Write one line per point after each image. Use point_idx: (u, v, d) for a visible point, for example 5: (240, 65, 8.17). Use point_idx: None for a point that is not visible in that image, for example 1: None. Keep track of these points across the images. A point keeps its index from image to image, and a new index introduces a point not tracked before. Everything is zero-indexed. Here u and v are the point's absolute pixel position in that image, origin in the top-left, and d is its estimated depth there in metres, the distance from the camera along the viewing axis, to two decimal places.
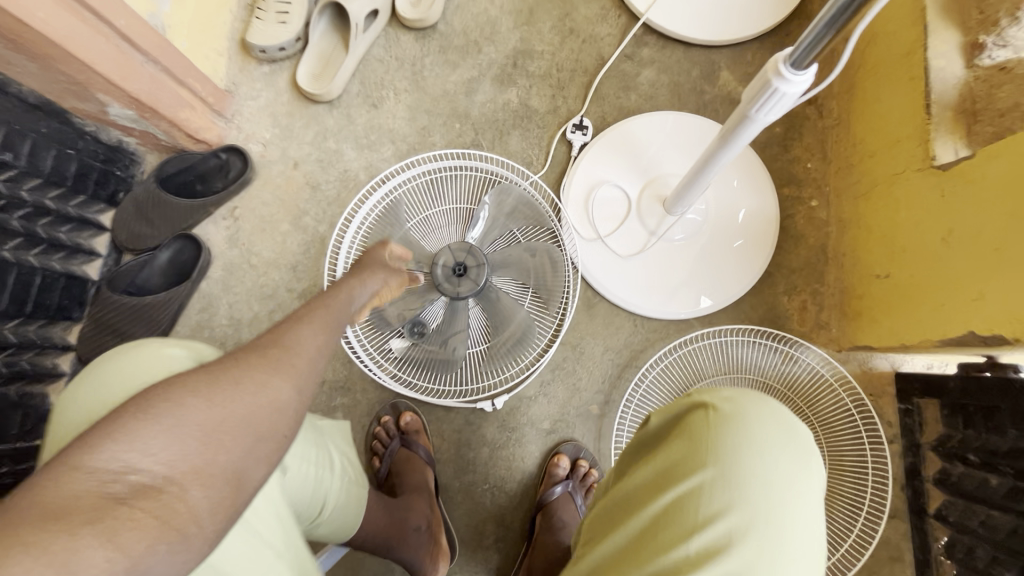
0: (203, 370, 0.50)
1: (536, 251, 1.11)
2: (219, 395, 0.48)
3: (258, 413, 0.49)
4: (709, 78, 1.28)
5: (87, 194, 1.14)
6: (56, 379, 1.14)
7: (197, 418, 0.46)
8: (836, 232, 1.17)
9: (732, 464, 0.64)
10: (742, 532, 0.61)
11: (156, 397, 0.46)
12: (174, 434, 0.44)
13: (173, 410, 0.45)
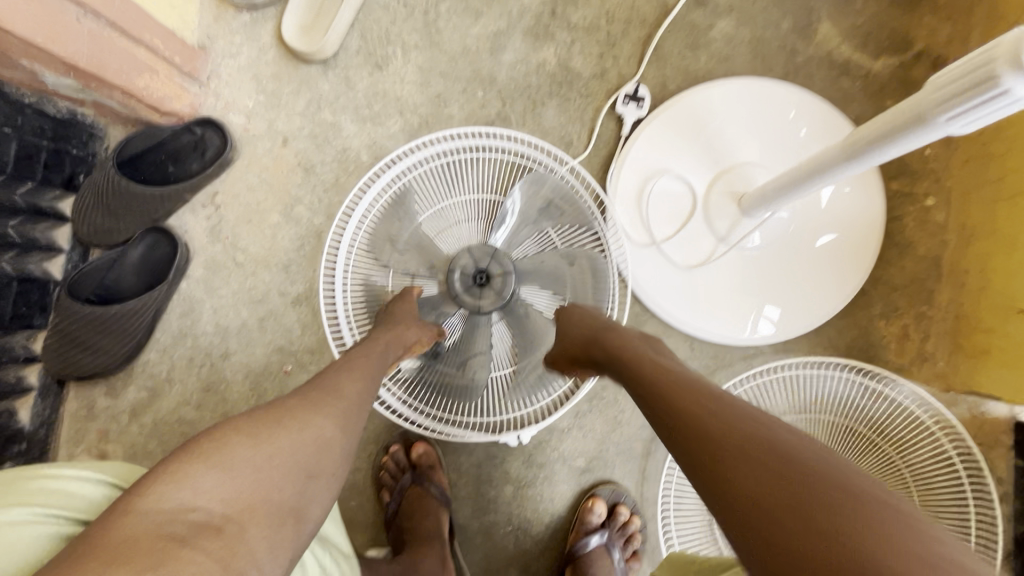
0: (245, 419, 0.54)
1: (575, 259, 0.90)
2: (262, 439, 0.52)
3: (305, 449, 0.54)
4: (803, 32, 0.99)
5: (36, 179, 0.95)
6: (24, 395, 1.00)
7: (248, 457, 0.51)
8: (957, 241, 0.92)
9: None
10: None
11: (208, 442, 0.50)
12: (224, 477, 0.48)
13: (224, 455, 0.50)
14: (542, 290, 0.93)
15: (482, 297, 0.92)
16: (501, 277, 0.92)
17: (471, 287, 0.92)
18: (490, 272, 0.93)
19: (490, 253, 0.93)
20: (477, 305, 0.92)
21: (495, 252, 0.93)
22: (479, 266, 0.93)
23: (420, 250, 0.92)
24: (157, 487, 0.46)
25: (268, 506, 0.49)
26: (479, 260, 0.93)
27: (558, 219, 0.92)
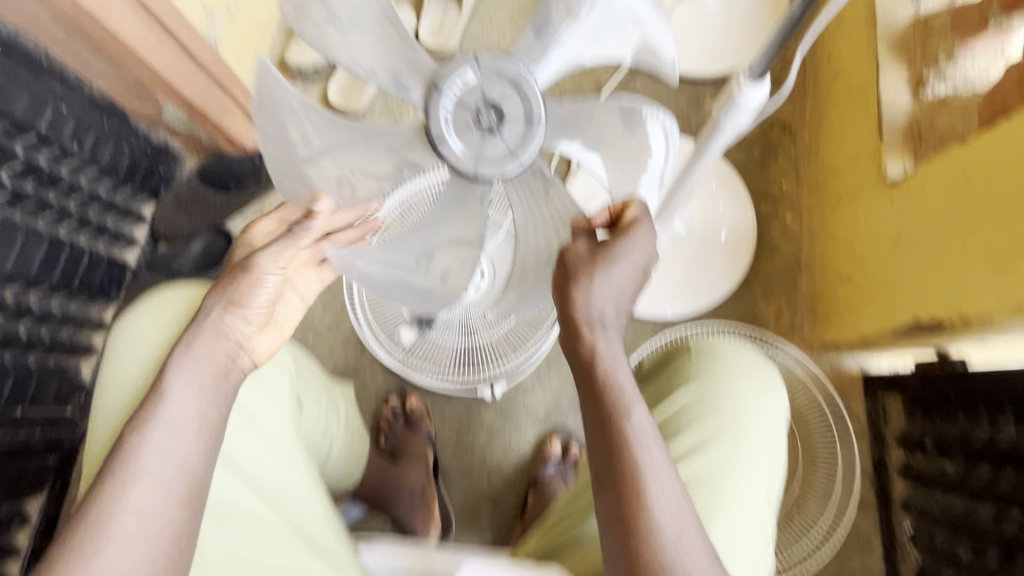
0: (152, 394, 0.63)
1: (636, 123, 0.68)
2: (165, 415, 0.62)
3: (197, 405, 0.64)
4: (695, 106, 1.44)
5: (133, 186, 1.27)
6: (89, 354, 1.24)
7: (161, 432, 0.61)
8: (808, 244, 1.29)
9: (707, 390, 0.77)
10: (719, 456, 0.73)
11: (116, 462, 0.60)
12: (158, 473, 0.60)
13: (145, 427, 0.61)
14: (579, 151, 0.69)
15: (466, 149, 0.63)
16: (514, 122, 0.62)
17: (468, 124, 0.63)
18: (499, 109, 0.62)
19: (504, 79, 0.62)
20: (465, 162, 0.63)
21: (517, 76, 0.62)
22: (481, 97, 0.62)
23: (381, 42, 0.65)
24: (96, 516, 0.57)
25: (206, 450, 0.63)
26: (486, 87, 0.62)
27: (605, 47, 0.66)
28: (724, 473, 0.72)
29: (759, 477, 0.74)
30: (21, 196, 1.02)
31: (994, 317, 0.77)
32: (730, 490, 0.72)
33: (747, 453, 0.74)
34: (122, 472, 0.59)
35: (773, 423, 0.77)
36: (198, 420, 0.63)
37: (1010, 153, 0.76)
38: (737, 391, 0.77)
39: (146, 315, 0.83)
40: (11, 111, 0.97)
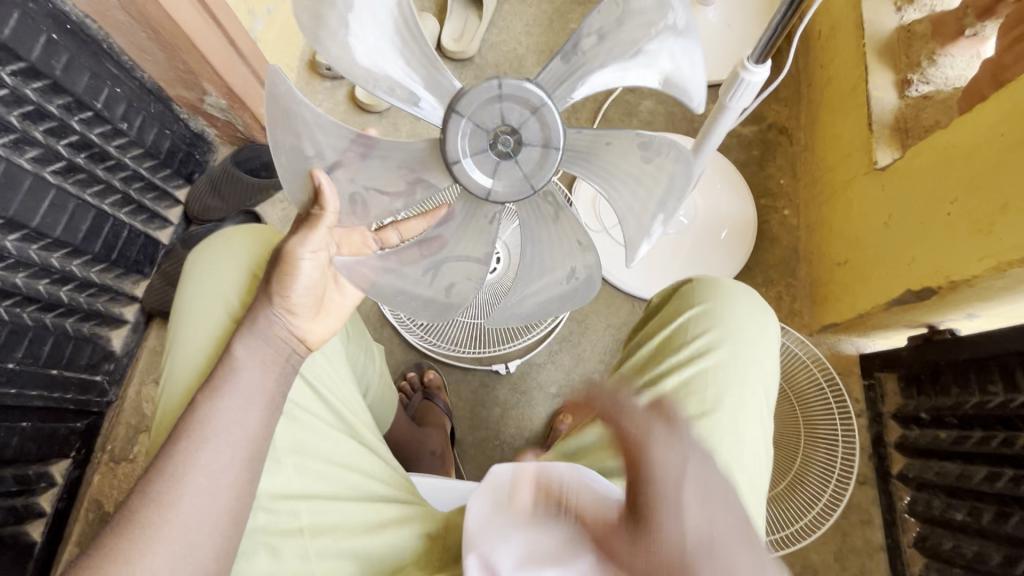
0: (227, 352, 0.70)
1: (653, 154, 0.66)
2: (243, 363, 0.69)
3: (274, 351, 0.71)
4: (698, 110, 1.54)
5: (171, 169, 1.34)
6: (120, 325, 1.29)
7: (237, 389, 0.67)
8: (805, 235, 1.37)
9: (721, 303, 0.75)
10: (723, 364, 0.71)
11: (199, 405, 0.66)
12: (230, 439, 0.66)
13: (220, 393, 0.67)
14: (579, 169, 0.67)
15: (482, 174, 0.62)
16: (533, 146, 0.61)
17: (486, 152, 0.61)
18: (518, 134, 0.60)
19: (524, 107, 0.60)
20: (482, 186, 0.63)
21: (536, 102, 0.59)
22: (501, 120, 0.60)
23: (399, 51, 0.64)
24: (176, 467, 0.64)
25: (272, 413, 0.69)
26: (510, 114, 0.60)
27: (615, 58, 0.64)
28: (727, 379, 0.71)
29: (762, 389, 0.72)
30: (75, 168, 1.09)
31: (980, 278, 0.84)
32: (732, 394, 0.70)
33: (754, 384, 0.71)
34: (199, 434, 0.65)
35: (775, 341, 0.75)
36: (271, 368, 0.70)
37: (987, 129, 0.85)
38: (739, 307, 0.75)
39: (223, 252, 0.81)
40: (73, 88, 1.05)
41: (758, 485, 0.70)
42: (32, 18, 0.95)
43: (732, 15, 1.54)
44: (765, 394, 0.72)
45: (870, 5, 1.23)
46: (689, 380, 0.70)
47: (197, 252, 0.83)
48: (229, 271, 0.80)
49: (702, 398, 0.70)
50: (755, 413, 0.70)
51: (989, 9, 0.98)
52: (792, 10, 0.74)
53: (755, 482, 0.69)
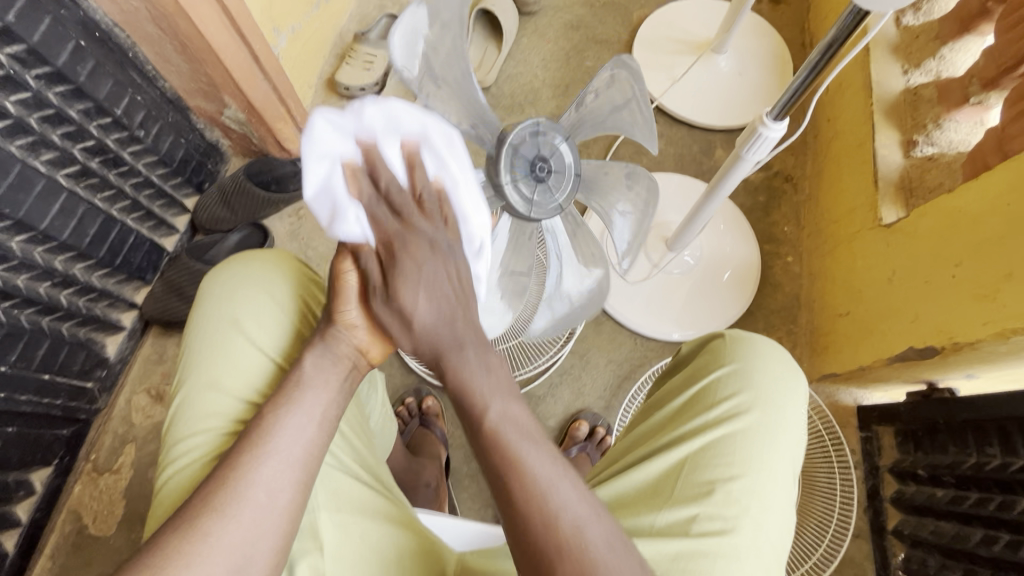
0: (272, 406, 0.70)
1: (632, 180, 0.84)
2: (294, 410, 0.70)
3: (323, 406, 0.71)
4: (707, 154, 1.57)
5: (183, 178, 1.34)
6: (117, 331, 1.28)
7: (285, 447, 0.68)
8: (807, 283, 1.40)
9: (752, 363, 0.75)
10: (753, 427, 0.71)
11: (241, 460, 0.66)
12: (264, 499, 0.65)
13: (265, 451, 0.67)
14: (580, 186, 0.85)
15: (514, 185, 0.71)
16: (561, 174, 0.73)
17: (518, 174, 0.71)
18: (550, 163, 0.72)
19: (557, 143, 0.72)
20: (521, 205, 0.72)
21: (560, 139, 0.72)
22: (536, 152, 0.72)
23: (463, 96, 0.74)
24: (215, 520, 0.63)
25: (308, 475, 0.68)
26: (553, 154, 0.73)
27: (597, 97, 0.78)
28: (755, 442, 0.71)
29: (789, 452, 0.72)
30: (89, 172, 1.09)
31: (983, 342, 0.86)
32: (761, 458, 0.70)
33: (781, 448, 0.72)
34: (236, 494, 0.64)
35: (803, 401, 0.75)
36: (320, 423, 0.70)
37: (995, 198, 0.87)
38: (769, 364, 0.75)
39: (246, 280, 0.80)
40: (95, 94, 1.05)
41: (779, 548, 0.70)
42: (63, 25, 0.96)
43: (744, 65, 1.58)
44: (791, 458, 0.72)
45: (878, 66, 1.27)
46: (718, 442, 0.71)
47: (216, 278, 0.81)
48: (253, 302, 0.79)
49: (731, 460, 0.70)
50: (781, 478, 0.71)
51: (995, 81, 1.00)
52: (815, 71, 0.77)
53: (777, 546, 0.69)
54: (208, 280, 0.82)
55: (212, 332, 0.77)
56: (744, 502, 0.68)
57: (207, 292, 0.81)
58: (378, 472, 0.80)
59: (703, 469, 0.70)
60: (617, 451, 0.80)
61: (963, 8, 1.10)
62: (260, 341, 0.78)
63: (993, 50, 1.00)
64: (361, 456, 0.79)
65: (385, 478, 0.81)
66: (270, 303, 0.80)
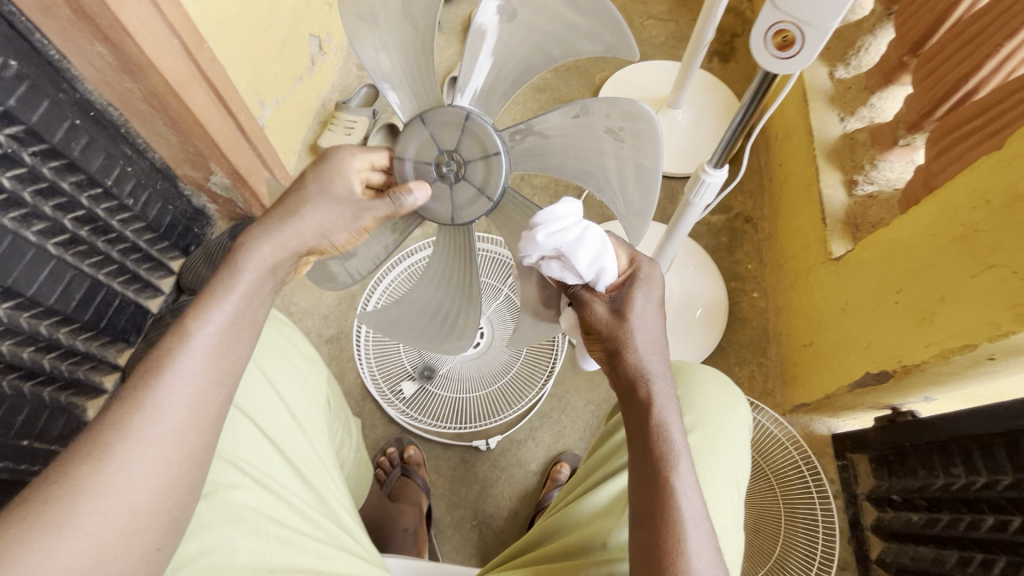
0: (174, 337, 0.58)
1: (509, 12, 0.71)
2: (176, 377, 0.56)
3: (220, 372, 0.59)
4: (670, 200, 1.67)
5: (169, 242, 1.39)
6: (97, 394, 1.29)
7: (164, 420, 0.55)
8: (773, 316, 1.45)
9: (691, 387, 0.79)
10: (695, 447, 0.74)
11: (106, 435, 0.53)
12: (149, 435, 0.54)
13: (156, 396, 0.55)
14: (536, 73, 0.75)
15: (458, 196, 0.74)
16: (461, 139, 0.72)
17: (443, 178, 0.74)
18: (449, 153, 0.73)
19: (430, 135, 0.73)
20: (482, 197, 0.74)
21: (427, 124, 0.73)
22: (432, 156, 0.74)
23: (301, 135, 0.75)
24: (104, 463, 0.52)
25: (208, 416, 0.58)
26: (441, 138, 0.73)
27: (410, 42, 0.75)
28: (700, 460, 0.73)
29: (733, 471, 0.75)
30: (78, 240, 1.14)
31: (928, 363, 0.90)
32: (704, 479, 0.72)
33: (723, 469, 0.74)
34: (114, 444, 0.53)
35: (742, 419, 0.79)
36: (209, 394, 0.58)
37: (922, 230, 0.95)
38: (707, 387, 0.79)
39: None
40: (88, 167, 1.12)
41: (733, 565, 0.71)
42: (60, 107, 1.05)
43: (699, 118, 1.71)
44: (735, 479, 0.75)
45: (817, 115, 1.39)
46: None
47: None
48: None
49: None
50: (725, 496, 0.73)
51: (917, 124, 1.10)
52: (744, 119, 0.85)
53: (729, 566, 0.71)
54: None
55: None
56: None
57: None
58: (338, 520, 0.78)
59: None
60: (575, 481, 0.83)
61: (884, 64, 1.23)
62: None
63: (912, 98, 1.11)
64: (318, 501, 0.77)
65: (344, 528, 0.78)
66: None
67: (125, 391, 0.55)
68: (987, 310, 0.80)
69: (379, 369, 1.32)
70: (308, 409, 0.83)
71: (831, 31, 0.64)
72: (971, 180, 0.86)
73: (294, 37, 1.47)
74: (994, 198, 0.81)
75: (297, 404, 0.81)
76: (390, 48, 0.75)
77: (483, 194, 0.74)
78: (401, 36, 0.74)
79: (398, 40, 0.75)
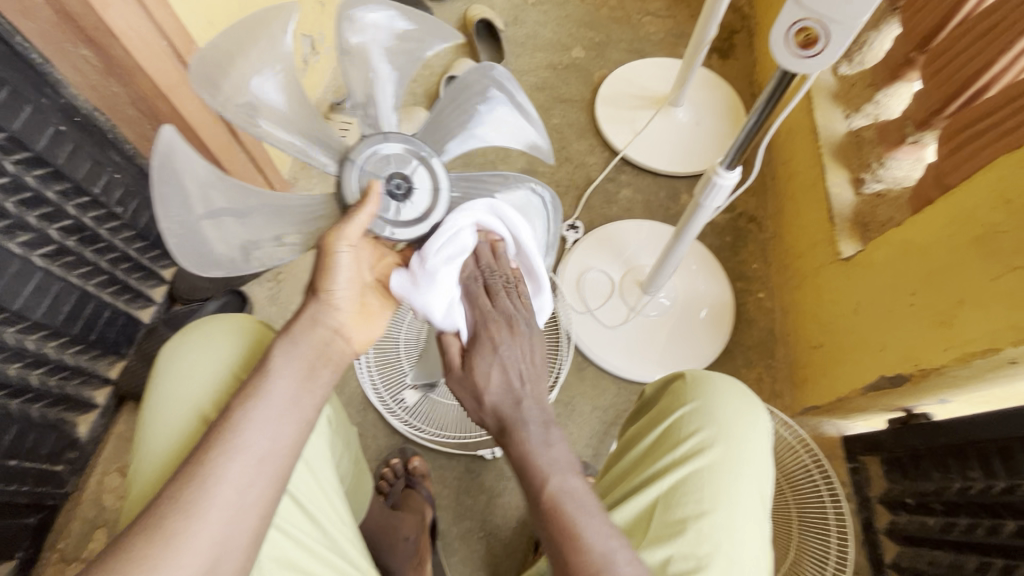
0: (243, 393, 0.66)
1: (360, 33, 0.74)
2: (233, 454, 0.63)
3: (275, 447, 0.65)
4: (673, 199, 1.64)
5: (160, 250, 1.34)
6: (89, 409, 1.24)
7: (222, 496, 0.61)
8: (780, 317, 1.43)
9: (712, 399, 0.76)
10: (718, 462, 0.72)
11: (166, 511, 0.59)
12: (232, 480, 0.62)
13: (232, 446, 0.63)
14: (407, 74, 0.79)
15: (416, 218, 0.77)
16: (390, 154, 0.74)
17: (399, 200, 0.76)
18: (394, 176, 0.74)
19: (352, 166, 0.73)
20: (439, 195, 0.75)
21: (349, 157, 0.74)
22: (381, 176, 0.73)
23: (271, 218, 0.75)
24: (191, 505, 0.60)
25: (286, 457, 0.65)
26: (370, 164, 0.74)
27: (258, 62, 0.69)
28: (722, 479, 0.71)
29: (757, 486, 0.72)
30: (65, 251, 1.09)
31: (947, 367, 0.88)
32: (729, 495, 0.70)
33: (748, 485, 0.72)
34: (204, 492, 0.61)
35: (766, 431, 0.76)
36: (265, 471, 0.64)
37: (938, 231, 0.93)
38: (727, 398, 0.77)
39: (201, 350, 0.79)
40: (74, 175, 1.07)
41: None
42: (43, 112, 1.00)
43: (701, 116, 1.69)
44: (760, 493, 0.72)
45: (822, 113, 1.36)
46: (686, 480, 0.71)
47: (172, 348, 0.80)
48: (209, 369, 0.78)
49: (698, 498, 0.70)
50: (750, 513, 0.71)
51: (927, 121, 1.07)
52: (759, 120, 0.82)
53: None
54: (165, 354, 0.80)
55: (173, 410, 0.76)
56: (714, 540, 0.68)
57: (164, 365, 0.79)
58: (340, 547, 0.75)
59: (674, 508, 0.70)
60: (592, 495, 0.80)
61: (891, 60, 1.21)
62: (209, 409, 0.76)
63: (921, 95, 1.08)
64: (321, 529, 0.74)
65: (347, 554, 0.75)
66: (228, 374, 0.78)
67: (206, 438, 0.64)
68: (1011, 314, 0.78)
69: (381, 378, 1.29)
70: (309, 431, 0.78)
71: (858, 28, 0.61)
72: (990, 180, 0.84)
73: None
74: (1017, 199, 0.79)
75: None
76: (259, 80, 0.70)
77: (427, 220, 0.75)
78: (254, 42, 0.69)
79: (256, 49, 0.69)
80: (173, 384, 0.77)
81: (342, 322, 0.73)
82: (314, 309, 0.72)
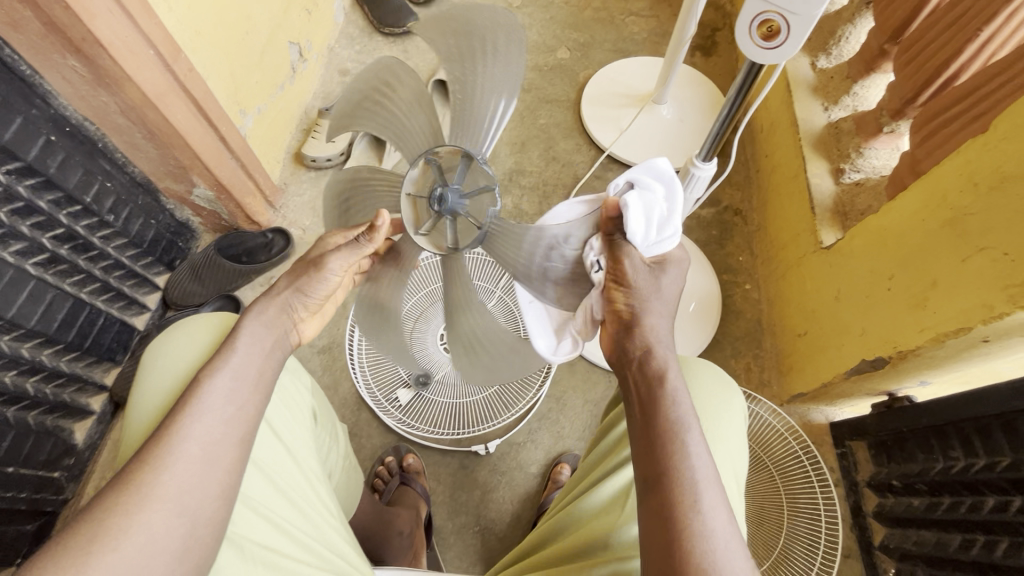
0: (210, 361, 0.70)
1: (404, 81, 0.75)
2: (198, 414, 0.66)
3: (238, 410, 0.68)
4: None
5: (152, 257, 1.36)
6: (85, 416, 1.26)
7: (187, 451, 0.64)
8: (766, 307, 1.46)
9: (687, 381, 0.79)
10: None
11: (134, 468, 0.62)
12: (197, 437, 0.65)
13: (195, 408, 0.66)
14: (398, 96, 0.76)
15: (456, 228, 0.72)
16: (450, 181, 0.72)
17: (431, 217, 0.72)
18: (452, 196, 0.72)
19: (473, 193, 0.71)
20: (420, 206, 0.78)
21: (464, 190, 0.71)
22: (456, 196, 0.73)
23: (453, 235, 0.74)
24: (158, 462, 0.62)
25: (246, 419, 0.68)
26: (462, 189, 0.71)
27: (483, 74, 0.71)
28: None
29: (732, 465, 0.75)
30: (58, 259, 1.11)
31: (923, 348, 0.91)
32: None
33: (722, 463, 0.74)
34: (171, 450, 0.63)
35: (740, 412, 0.79)
36: (230, 429, 0.67)
37: (910, 215, 0.95)
38: (703, 381, 0.79)
39: (189, 343, 0.80)
40: (65, 184, 1.09)
41: None
42: (34, 123, 1.02)
43: (684, 112, 1.71)
44: (735, 472, 0.74)
45: (801, 105, 1.39)
46: None
47: (158, 342, 0.81)
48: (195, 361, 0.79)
49: None
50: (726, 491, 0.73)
51: (901, 112, 1.11)
52: (732, 112, 0.85)
53: None
54: (147, 350, 0.82)
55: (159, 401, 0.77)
56: None
57: (149, 358, 0.80)
58: (331, 538, 0.76)
59: None
60: (574, 479, 0.83)
61: (866, 51, 1.23)
62: None
63: (895, 85, 1.11)
64: (310, 520, 0.75)
65: (337, 544, 0.76)
66: None
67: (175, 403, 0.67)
68: (979, 293, 0.81)
69: (373, 377, 1.31)
70: (293, 425, 0.80)
71: (816, 19, 0.64)
72: (957, 165, 0.86)
73: (273, 44, 1.45)
74: (982, 181, 0.81)
75: (282, 419, 0.78)
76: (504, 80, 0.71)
77: (491, 212, 0.70)
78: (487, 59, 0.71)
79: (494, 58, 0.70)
80: (158, 377, 0.78)
81: (302, 309, 0.79)
82: (286, 298, 0.78)
